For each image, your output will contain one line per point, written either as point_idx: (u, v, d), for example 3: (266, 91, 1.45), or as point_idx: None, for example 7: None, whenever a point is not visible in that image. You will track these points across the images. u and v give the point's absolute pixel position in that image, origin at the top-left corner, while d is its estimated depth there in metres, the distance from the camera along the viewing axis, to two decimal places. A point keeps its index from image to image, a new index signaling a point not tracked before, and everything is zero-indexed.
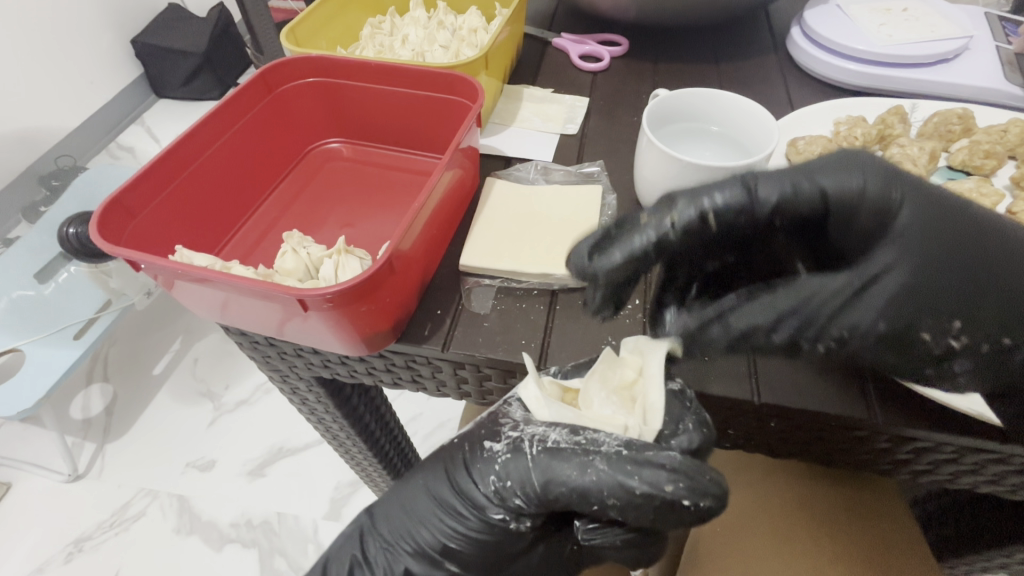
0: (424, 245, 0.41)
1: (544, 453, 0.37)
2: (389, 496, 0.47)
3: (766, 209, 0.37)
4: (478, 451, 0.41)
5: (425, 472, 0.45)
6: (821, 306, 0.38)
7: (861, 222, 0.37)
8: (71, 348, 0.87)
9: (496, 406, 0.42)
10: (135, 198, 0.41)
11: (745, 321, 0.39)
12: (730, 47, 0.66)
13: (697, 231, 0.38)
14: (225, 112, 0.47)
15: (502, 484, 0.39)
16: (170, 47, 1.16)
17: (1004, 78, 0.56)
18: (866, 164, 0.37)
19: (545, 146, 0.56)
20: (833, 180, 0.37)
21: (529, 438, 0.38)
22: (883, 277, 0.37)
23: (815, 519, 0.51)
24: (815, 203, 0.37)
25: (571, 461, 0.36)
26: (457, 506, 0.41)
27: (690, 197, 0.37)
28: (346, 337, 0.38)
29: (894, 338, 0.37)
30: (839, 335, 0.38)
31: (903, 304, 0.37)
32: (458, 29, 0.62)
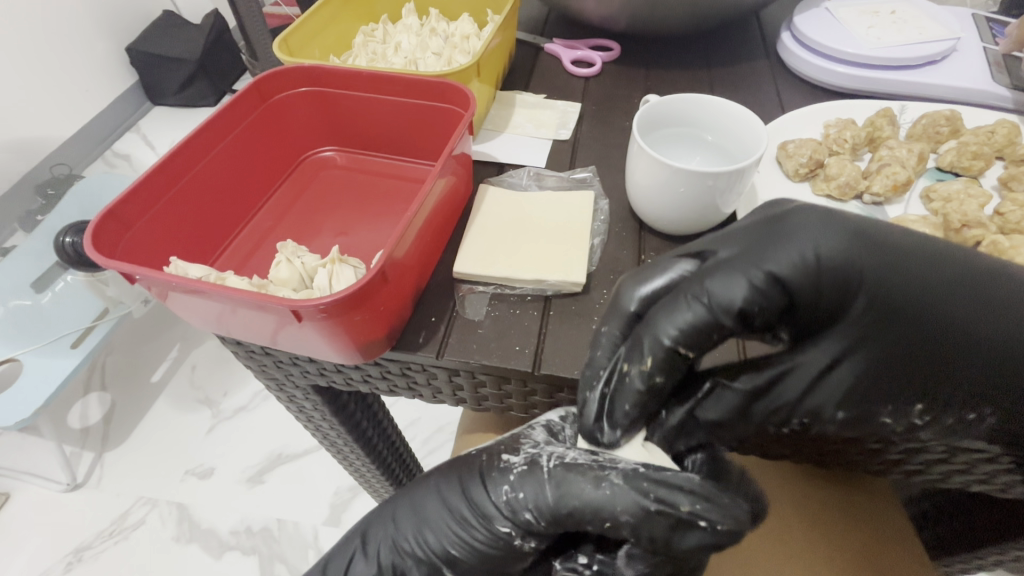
0: (418, 252, 0.41)
1: (560, 467, 0.38)
2: (394, 505, 0.46)
3: (731, 317, 0.33)
4: (495, 461, 0.41)
5: (435, 481, 0.45)
6: (782, 392, 0.35)
7: (823, 309, 0.33)
8: (68, 357, 0.87)
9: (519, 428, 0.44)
10: (129, 210, 0.41)
11: (713, 412, 0.37)
12: (720, 50, 0.67)
13: (671, 363, 0.34)
14: (219, 123, 0.47)
15: (514, 498, 0.39)
16: (164, 55, 1.16)
17: (991, 79, 0.57)
18: (822, 225, 0.32)
19: (537, 151, 0.56)
20: (788, 262, 0.32)
21: (547, 454, 0.39)
22: (840, 365, 0.34)
23: (807, 520, 0.51)
24: (779, 296, 0.33)
25: (585, 474, 0.37)
26: (466, 516, 0.41)
27: (648, 326, 0.35)
28: (341, 346, 0.38)
29: (855, 420, 0.35)
30: (803, 421, 0.36)
31: (865, 390, 0.34)
32: (450, 36, 0.62)
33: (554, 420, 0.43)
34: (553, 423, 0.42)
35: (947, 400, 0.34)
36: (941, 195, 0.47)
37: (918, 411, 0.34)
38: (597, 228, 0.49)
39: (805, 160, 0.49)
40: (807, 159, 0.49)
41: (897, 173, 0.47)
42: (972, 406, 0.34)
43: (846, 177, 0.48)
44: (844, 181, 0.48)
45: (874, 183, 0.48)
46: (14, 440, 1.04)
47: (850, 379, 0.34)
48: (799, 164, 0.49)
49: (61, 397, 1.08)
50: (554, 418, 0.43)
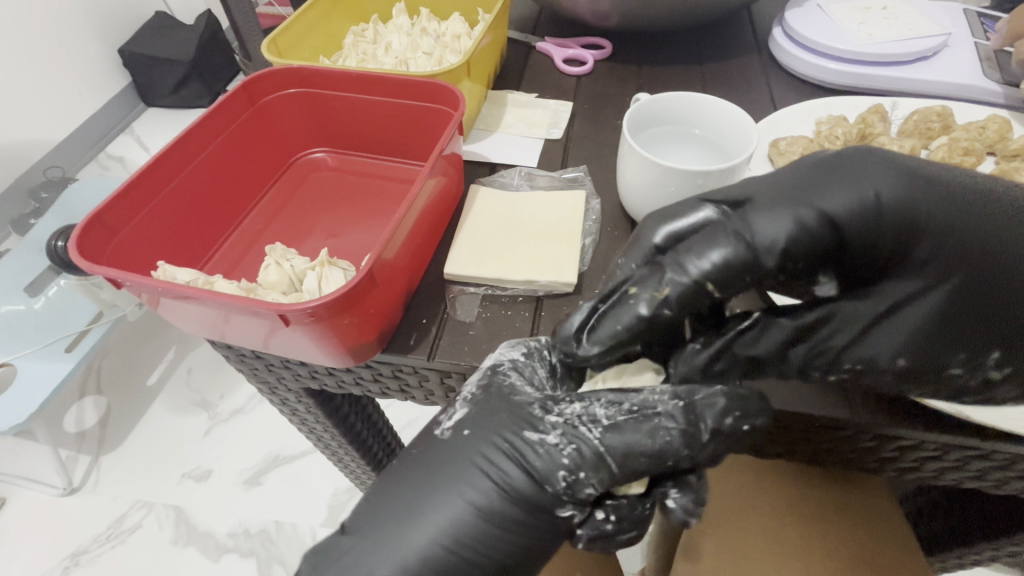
0: (408, 255, 0.41)
1: (608, 430, 0.35)
2: (393, 523, 0.36)
3: (772, 253, 0.33)
4: (520, 443, 0.36)
5: (437, 480, 0.36)
6: (832, 333, 0.36)
7: (879, 248, 0.34)
8: (63, 361, 0.87)
9: (485, 379, 0.38)
10: (116, 215, 0.41)
11: (756, 347, 0.37)
12: (714, 47, 0.67)
13: (691, 298, 0.34)
14: (206, 126, 0.47)
15: (575, 477, 0.35)
16: (157, 57, 1.15)
17: (983, 74, 0.57)
18: (876, 164, 0.34)
19: (529, 151, 0.56)
20: (842, 199, 0.34)
21: (584, 419, 0.36)
22: (900, 309, 0.35)
23: (803, 518, 0.51)
24: (828, 234, 0.34)
25: (642, 430, 0.35)
26: (516, 511, 0.36)
27: (674, 259, 0.34)
28: (331, 350, 0.38)
29: (916, 369, 0.35)
30: (855, 367, 0.36)
31: (925, 335, 0.35)
32: (441, 35, 0.62)
33: (519, 360, 0.38)
34: (520, 365, 0.38)
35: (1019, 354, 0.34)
36: None
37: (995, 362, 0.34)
38: (589, 227, 0.49)
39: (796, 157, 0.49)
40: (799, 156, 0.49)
41: None
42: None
43: None
44: None
45: None
46: (10, 445, 1.03)
47: (912, 323, 0.35)
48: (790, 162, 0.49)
49: (57, 400, 1.07)
50: (518, 356, 0.39)
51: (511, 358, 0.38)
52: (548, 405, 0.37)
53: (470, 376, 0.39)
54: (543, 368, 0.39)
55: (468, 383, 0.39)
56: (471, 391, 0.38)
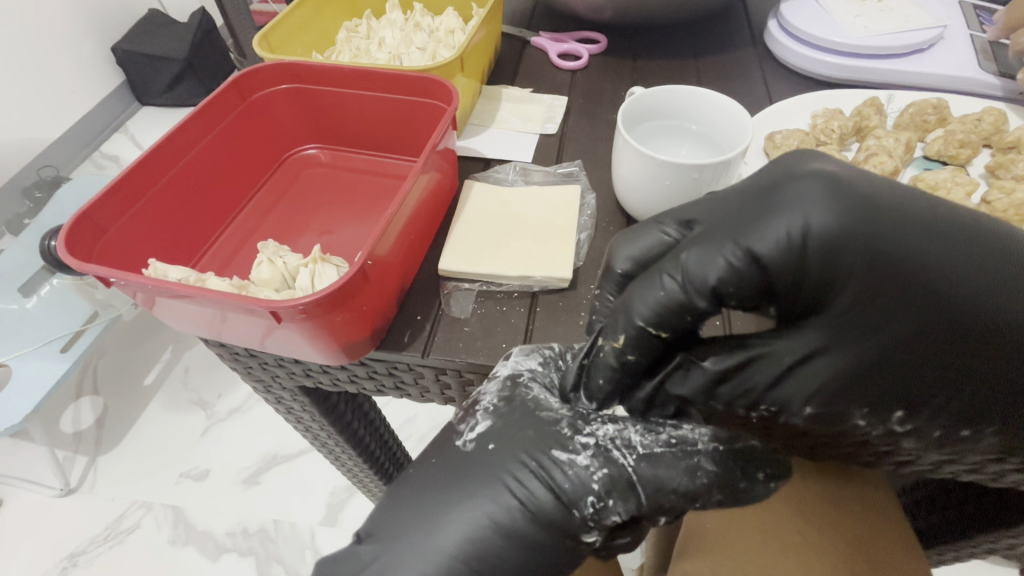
0: (401, 251, 0.41)
1: (643, 461, 0.36)
2: (415, 533, 0.35)
3: (704, 295, 0.32)
4: (550, 464, 0.35)
5: (459, 492, 0.35)
6: (753, 374, 0.35)
7: (804, 295, 0.32)
8: (58, 362, 0.86)
9: (508, 392, 0.38)
10: (104, 213, 0.40)
11: (683, 388, 0.37)
12: (710, 40, 0.66)
13: (646, 342, 0.35)
14: (196, 123, 0.47)
15: (603, 504, 0.35)
16: (150, 54, 1.14)
17: (979, 67, 0.57)
18: (817, 196, 0.29)
19: (524, 146, 0.56)
20: (770, 242, 0.30)
21: (621, 447, 0.37)
22: (818, 357, 0.33)
23: (799, 510, 0.51)
24: (756, 276, 0.31)
25: (677, 467, 0.37)
26: (537, 532, 0.34)
27: (625, 300, 0.35)
28: (324, 347, 0.38)
29: (826, 416, 0.35)
30: (770, 408, 0.36)
31: (835, 388, 0.33)
32: (435, 30, 0.61)
33: (538, 370, 0.39)
34: (539, 375, 0.38)
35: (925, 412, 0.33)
36: (929, 182, 0.47)
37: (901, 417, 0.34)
38: (584, 223, 0.48)
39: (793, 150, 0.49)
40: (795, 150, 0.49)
41: (885, 161, 0.47)
42: (950, 419, 0.33)
43: None
44: None
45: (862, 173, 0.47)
46: (6, 445, 1.03)
47: (826, 374, 0.33)
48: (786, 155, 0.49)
49: (53, 401, 1.07)
50: (535, 365, 0.39)
51: (529, 368, 0.38)
52: (579, 425, 0.37)
53: (486, 385, 0.39)
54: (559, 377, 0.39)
55: (487, 392, 0.39)
56: (492, 402, 0.38)
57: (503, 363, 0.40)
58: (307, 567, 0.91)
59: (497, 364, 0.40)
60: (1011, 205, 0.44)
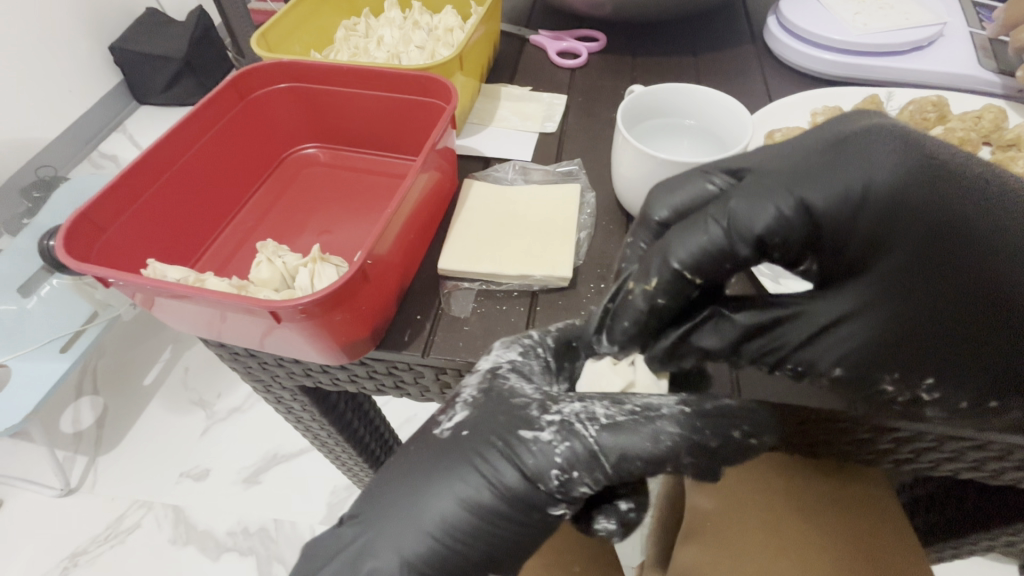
0: (400, 251, 0.41)
1: (606, 431, 0.35)
2: (389, 517, 0.35)
3: (747, 243, 0.34)
4: (515, 442, 0.35)
5: (428, 475, 0.36)
6: (785, 331, 0.37)
7: (848, 251, 0.33)
8: (57, 363, 0.86)
9: (485, 382, 0.37)
10: (104, 212, 0.40)
11: (708, 340, 0.37)
12: (709, 38, 0.66)
13: (678, 287, 0.36)
14: (195, 122, 0.47)
15: (568, 476, 0.35)
16: (149, 53, 1.14)
17: (978, 64, 0.57)
18: (885, 149, 0.31)
19: (524, 145, 0.56)
20: (826, 193, 0.32)
21: (584, 420, 0.35)
22: (852, 317, 0.35)
23: (800, 509, 0.51)
24: (802, 226, 0.33)
25: (641, 433, 0.35)
26: (505, 508, 0.35)
27: (665, 242, 0.36)
28: (324, 347, 0.38)
29: (854, 378, 0.36)
30: (797, 366, 0.38)
31: (869, 347, 0.35)
32: (433, 29, 0.61)
33: (517, 360, 0.38)
34: (519, 365, 0.38)
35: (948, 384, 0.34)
36: None
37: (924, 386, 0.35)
38: (583, 221, 0.48)
39: None
40: None
41: None
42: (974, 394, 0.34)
43: None
44: None
45: None
46: (6, 446, 1.03)
47: (857, 334, 0.35)
48: None
49: (53, 401, 1.07)
50: (514, 356, 0.38)
51: (511, 355, 0.38)
52: (547, 405, 0.36)
53: (466, 378, 0.38)
54: (539, 364, 0.38)
55: (466, 385, 0.38)
56: (471, 394, 0.37)
57: (485, 355, 0.39)
58: None
59: (479, 357, 0.39)
60: None
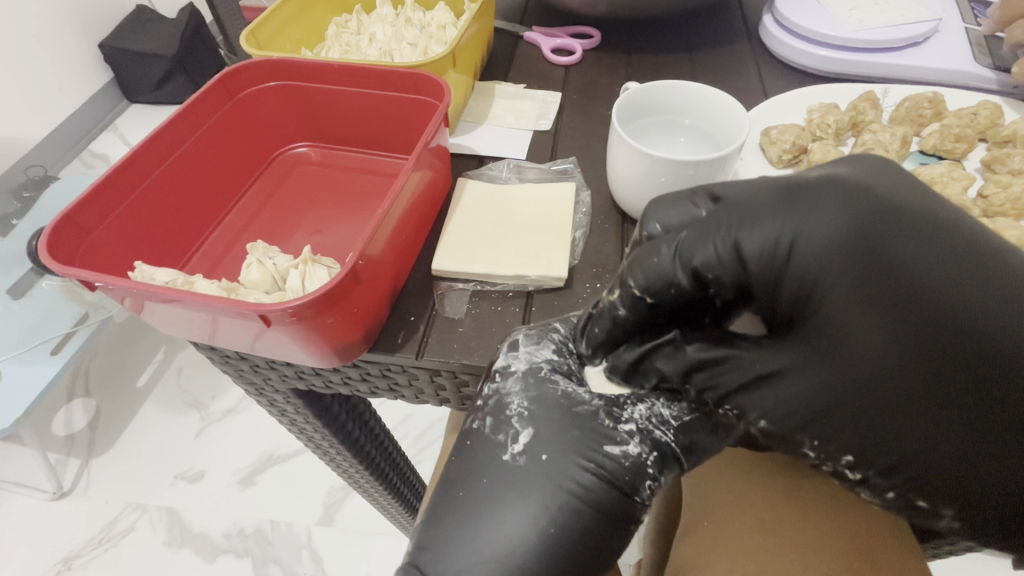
0: (393, 251, 0.40)
1: (684, 434, 0.37)
2: (489, 550, 0.34)
3: (685, 272, 0.33)
4: (601, 456, 0.35)
5: (523, 501, 0.35)
6: (720, 376, 0.34)
7: (782, 302, 0.32)
8: (48, 364, 0.85)
9: (535, 389, 0.37)
10: (90, 214, 0.40)
11: (662, 364, 0.35)
12: (704, 34, 0.66)
13: (639, 309, 0.35)
14: (183, 122, 0.46)
15: (657, 481, 0.36)
16: (140, 51, 1.12)
17: (974, 60, 0.56)
18: (819, 203, 0.31)
19: (518, 143, 0.55)
20: (759, 240, 0.31)
21: (658, 423, 0.37)
22: (785, 372, 0.32)
23: (797, 509, 0.51)
24: (738, 271, 0.32)
25: (708, 430, 0.38)
26: (600, 523, 0.35)
27: (630, 263, 0.35)
28: (316, 350, 0.37)
29: (778, 433, 0.34)
30: (732, 410, 0.35)
31: (793, 409, 0.32)
32: (426, 26, 0.60)
33: (555, 360, 0.38)
34: (558, 365, 0.38)
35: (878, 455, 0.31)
36: (925, 178, 0.47)
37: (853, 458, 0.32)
38: (579, 221, 0.48)
39: (788, 146, 0.48)
40: (791, 145, 0.48)
41: None
42: (907, 483, 0.31)
43: None
44: None
45: None
46: None
47: (787, 390, 0.32)
48: (782, 151, 0.49)
49: (45, 403, 1.06)
50: (552, 356, 0.38)
51: (547, 356, 0.38)
52: (616, 412, 0.37)
53: (509, 385, 0.38)
54: (575, 361, 0.39)
55: (512, 394, 0.37)
56: (522, 406, 0.37)
57: (515, 356, 0.38)
58: (304, 567, 0.91)
59: (508, 358, 0.38)
60: (1007, 198, 0.44)
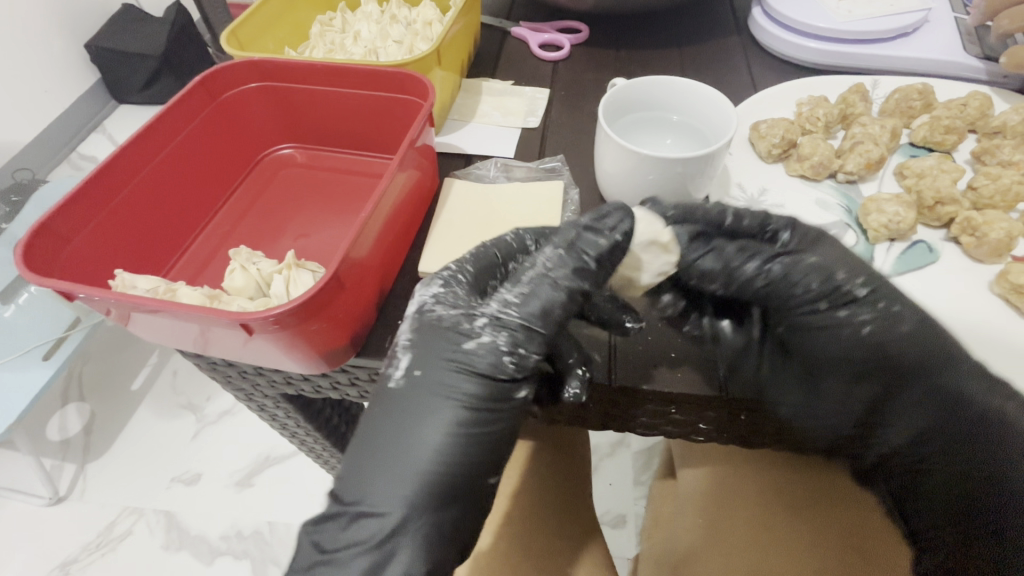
0: (380, 254, 0.40)
1: (530, 312, 0.36)
2: (391, 466, 0.35)
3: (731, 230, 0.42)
4: (457, 347, 0.36)
5: (411, 420, 0.35)
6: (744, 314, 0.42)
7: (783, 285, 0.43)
8: (39, 370, 0.84)
9: (414, 322, 0.36)
10: (68, 222, 0.39)
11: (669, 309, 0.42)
12: (695, 27, 0.65)
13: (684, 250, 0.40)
14: (163, 126, 0.45)
15: (518, 355, 0.36)
16: (126, 51, 1.09)
17: (963, 50, 0.56)
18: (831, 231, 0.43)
19: (506, 141, 0.55)
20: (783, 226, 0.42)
21: (501, 303, 0.36)
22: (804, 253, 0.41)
23: (790, 505, 0.52)
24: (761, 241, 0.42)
25: (545, 291, 0.36)
26: (481, 405, 0.36)
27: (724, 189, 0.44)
28: (302, 356, 0.37)
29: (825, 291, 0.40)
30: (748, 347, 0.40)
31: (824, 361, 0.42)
32: (412, 23, 0.59)
33: (442, 292, 0.37)
34: (443, 297, 0.37)
35: (913, 424, 0.41)
36: (915, 170, 0.47)
37: (898, 424, 0.41)
38: (568, 220, 0.47)
39: (777, 140, 0.48)
40: (779, 140, 0.48)
41: (871, 150, 0.47)
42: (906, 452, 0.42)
43: (820, 156, 0.47)
44: (817, 161, 0.47)
45: (848, 161, 0.47)
46: None
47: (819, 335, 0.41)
48: (771, 146, 0.49)
49: (39, 409, 1.05)
50: (437, 289, 0.37)
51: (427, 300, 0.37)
52: (471, 314, 0.36)
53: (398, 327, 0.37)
54: (463, 288, 0.37)
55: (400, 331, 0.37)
56: (404, 338, 0.36)
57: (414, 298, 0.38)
58: None
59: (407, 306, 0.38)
60: (996, 190, 0.44)
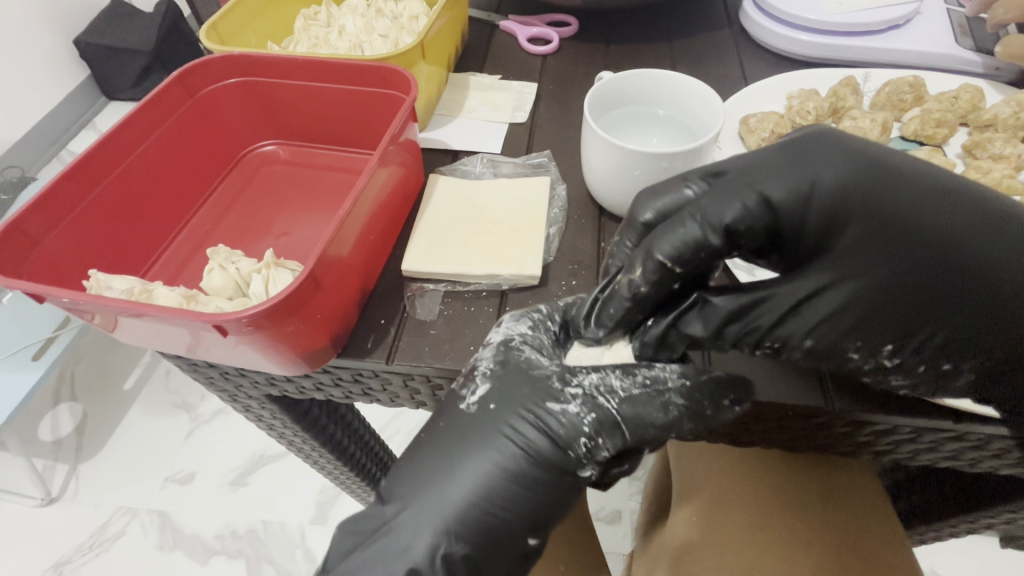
0: (361, 250, 0.39)
1: (625, 403, 0.36)
2: (429, 479, 0.35)
3: (718, 232, 0.35)
4: (540, 411, 0.35)
5: (462, 451, 0.35)
6: (761, 314, 0.36)
7: (807, 234, 0.36)
8: (29, 371, 0.82)
9: (501, 354, 0.37)
10: (38, 222, 0.38)
11: (692, 329, 0.37)
12: (687, 21, 0.64)
13: (662, 278, 0.36)
14: (139, 123, 0.44)
15: (594, 443, 0.35)
16: (116, 46, 1.05)
17: (956, 43, 0.55)
18: (829, 152, 0.35)
19: (493, 136, 0.54)
20: (783, 188, 0.35)
21: (605, 391, 0.36)
22: (828, 290, 0.35)
23: (785, 505, 0.51)
24: (764, 215, 0.36)
25: (653, 404, 0.36)
26: (541, 475, 0.35)
27: (647, 240, 0.36)
28: (280, 358, 0.36)
29: (823, 351, 0.36)
30: (774, 344, 0.37)
31: (850, 315, 0.35)
32: (398, 16, 0.58)
33: (528, 334, 0.38)
34: (530, 338, 0.37)
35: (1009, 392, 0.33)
36: None
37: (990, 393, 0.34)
38: (555, 216, 0.47)
39: (767, 134, 0.47)
40: (769, 134, 0.47)
41: None
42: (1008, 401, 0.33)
43: None
44: None
45: None
46: None
47: (834, 303, 0.35)
48: (760, 140, 0.48)
49: (30, 409, 1.04)
50: (524, 330, 0.38)
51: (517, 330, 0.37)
52: (567, 377, 0.36)
53: (480, 351, 0.38)
54: (547, 338, 0.38)
55: (482, 357, 0.37)
56: (489, 366, 0.37)
57: (495, 329, 0.38)
58: (298, 566, 0.90)
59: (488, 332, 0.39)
60: (987, 184, 0.44)
